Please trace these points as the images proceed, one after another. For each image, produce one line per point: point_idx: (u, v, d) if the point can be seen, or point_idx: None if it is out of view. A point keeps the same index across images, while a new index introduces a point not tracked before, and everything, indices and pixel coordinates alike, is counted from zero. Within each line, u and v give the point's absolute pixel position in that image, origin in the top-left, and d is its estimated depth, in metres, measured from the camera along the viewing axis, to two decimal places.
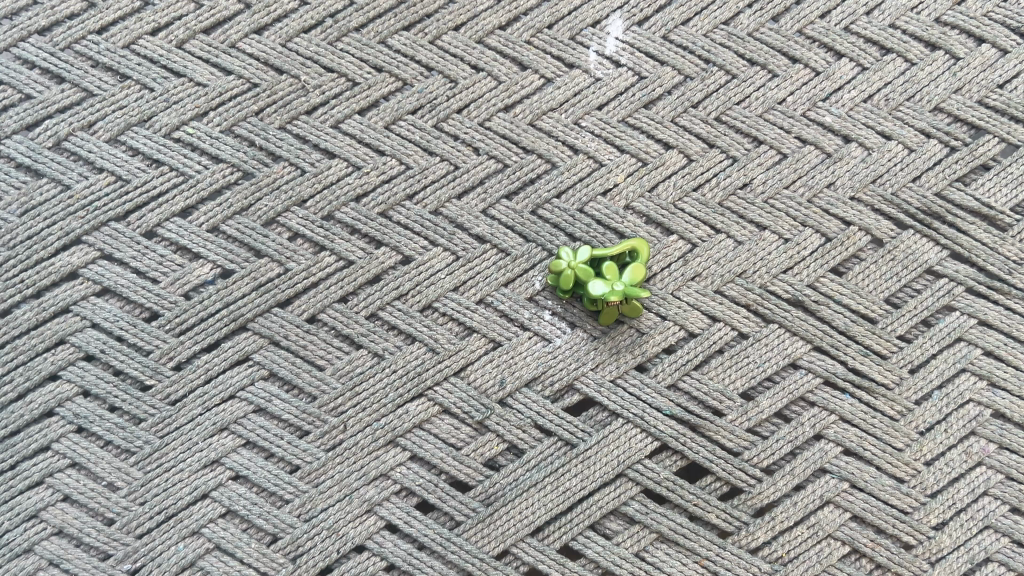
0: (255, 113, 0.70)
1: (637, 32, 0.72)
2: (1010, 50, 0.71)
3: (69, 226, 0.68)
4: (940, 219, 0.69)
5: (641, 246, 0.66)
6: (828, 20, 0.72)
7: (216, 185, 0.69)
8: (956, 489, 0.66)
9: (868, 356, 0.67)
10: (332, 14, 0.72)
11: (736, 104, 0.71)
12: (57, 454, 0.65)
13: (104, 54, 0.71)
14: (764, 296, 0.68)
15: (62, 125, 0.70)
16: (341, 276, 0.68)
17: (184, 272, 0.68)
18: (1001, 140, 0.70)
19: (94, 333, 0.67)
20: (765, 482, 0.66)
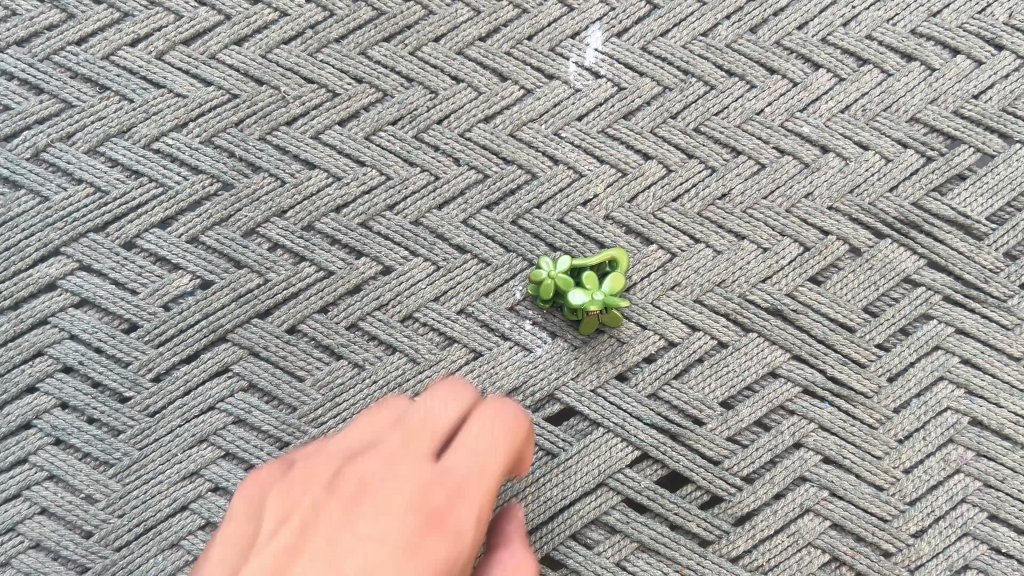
0: (235, 124, 0.70)
1: (617, 42, 0.72)
2: (985, 61, 0.72)
3: (47, 236, 0.68)
4: (917, 228, 0.70)
5: (621, 256, 0.66)
6: (805, 32, 0.73)
7: (196, 196, 0.69)
8: (935, 497, 0.66)
9: (846, 364, 0.68)
10: (312, 26, 0.72)
11: (715, 115, 0.71)
12: (34, 466, 0.65)
13: (83, 65, 0.71)
14: (743, 306, 0.68)
15: (41, 136, 0.70)
16: (320, 286, 0.68)
17: (163, 283, 0.68)
18: (976, 150, 0.71)
19: (72, 344, 0.67)
20: (745, 491, 0.66)
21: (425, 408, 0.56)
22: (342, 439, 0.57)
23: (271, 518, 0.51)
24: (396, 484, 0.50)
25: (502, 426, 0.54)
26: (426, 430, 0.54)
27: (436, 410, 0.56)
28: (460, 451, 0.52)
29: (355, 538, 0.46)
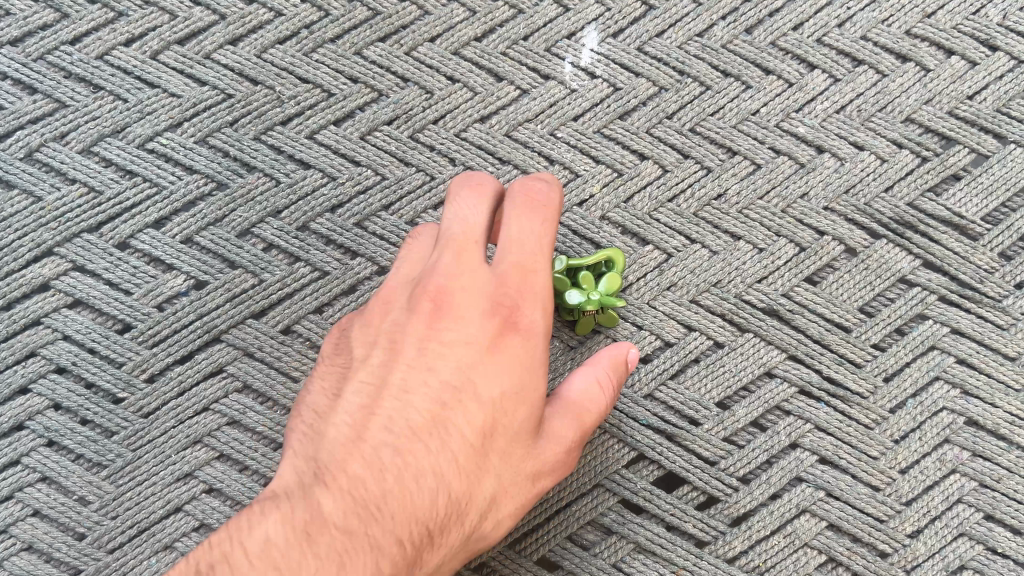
0: (229, 123, 0.70)
1: (613, 43, 0.72)
2: (980, 62, 0.72)
3: (41, 236, 0.68)
4: (912, 228, 0.70)
5: (618, 256, 0.66)
6: (801, 32, 0.73)
7: (190, 196, 0.69)
8: (931, 497, 0.66)
9: (842, 364, 0.68)
10: (307, 26, 0.72)
11: (710, 116, 0.71)
12: (27, 468, 0.64)
13: (77, 65, 0.70)
14: (739, 306, 0.68)
15: (34, 136, 0.69)
16: (315, 286, 0.67)
17: (157, 284, 0.67)
18: (971, 151, 0.71)
19: (65, 345, 0.67)
20: (742, 491, 0.66)
21: (458, 216, 0.56)
22: (401, 265, 0.59)
23: (357, 338, 0.57)
24: (462, 292, 0.54)
25: (541, 228, 0.55)
26: (469, 238, 0.55)
27: (468, 212, 0.56)
28: (510, 253, 0.55)
29: (439, 353, 0.53)
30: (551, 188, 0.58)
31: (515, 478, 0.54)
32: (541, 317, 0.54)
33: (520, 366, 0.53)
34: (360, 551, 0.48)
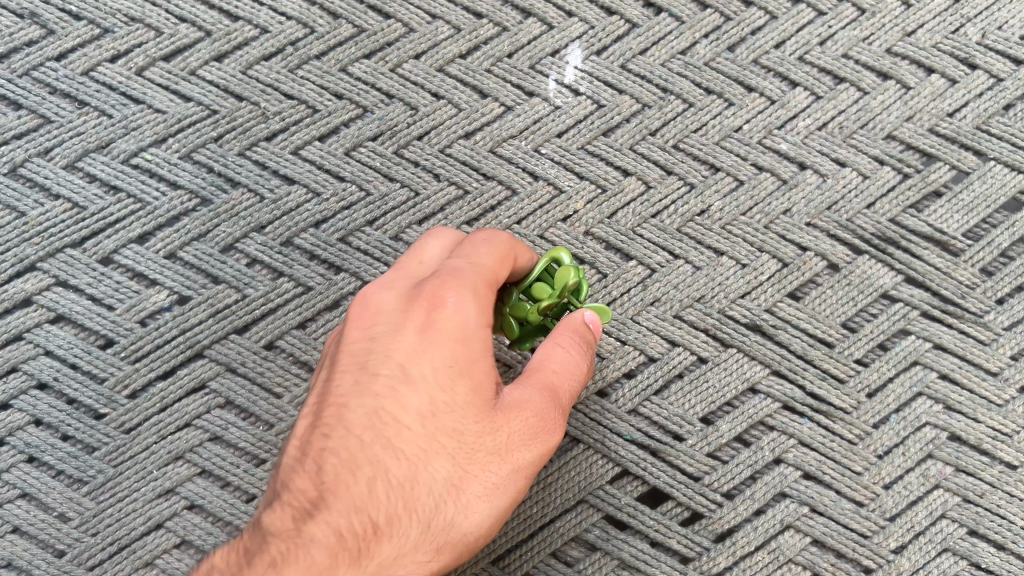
0: (214, 139, 0.70)
1: (597, 61, 0.73)
2: (959, 80, 0.73)
3: (24, 251, 0.68)
4: (894, 244, 0.70)
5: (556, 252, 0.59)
6: (783, 50, 0.73)
7: (174, 211, 0.69)
8: (914, 513, 0.66)
9: (825, 380, 0.68)
10: (292, 42, 0.73)
11: (693, 132, 0.71)
12: (7, 484, 0.64)
13: (62, 81, 0.70)
14: (722, 322, 0.68)
15: (18, 151, 0.69)
16: (299, 301, 0.67)
17: (140, 299, 0.67)
18: (951, 167, 0.71)
19: (47, 360, 0.66)
20: (726, 507, 0.66)
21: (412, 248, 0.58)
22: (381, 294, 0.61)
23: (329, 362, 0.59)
24: (394, 297, 0.53)
25: (483, 244, 0.54)
26: (415, 260, 0.56)
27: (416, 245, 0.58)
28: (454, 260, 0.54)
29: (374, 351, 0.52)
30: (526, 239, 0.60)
31: (475, 457, 0.49)
32: (473, 293, 0.51)
33: (459, 343, 0.50)
34: (294, 549, 0.47)
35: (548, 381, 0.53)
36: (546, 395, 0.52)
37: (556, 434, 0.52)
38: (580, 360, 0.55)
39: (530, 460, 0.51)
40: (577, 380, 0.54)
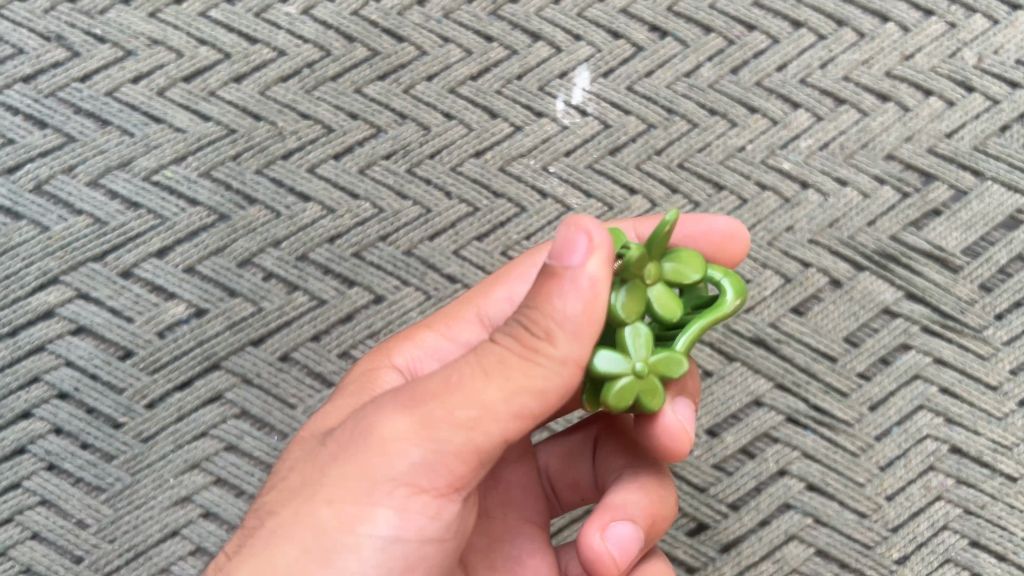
0: (232, 157, 0.72)
1: (604, 83, 0.75)
2: (957, 102, 0.75)
3: (47, 265, 0.70)
4: (895, 261, 0.72)
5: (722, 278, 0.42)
6: (784, 73, 0.75)
7: (192, 227, 0.71)
8: (917, 524, 0.67)
9: (828, 393, 0.69)
10: (309, 64, 0.75)
11: (698, 152, 0.73)
12: (28, 491, 0.66)
13: (87, 101, 0.73)
14: (726, 336, 0.70)
15: (43, 168, 0.72)
16: (313, 314, 0.69)
17: (159, 312, 0.69)
18: (950, 187, 0.73)
19: (68, 370, 0.68)
20: (731, 518, 0.67)
21: None
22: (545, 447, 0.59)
23: None
24: None
25: None
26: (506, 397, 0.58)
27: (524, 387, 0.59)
28: None
29: None
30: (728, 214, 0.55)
31: (300, 474, 0.43)
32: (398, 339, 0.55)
33: (361, 382, 0.52)
34: None
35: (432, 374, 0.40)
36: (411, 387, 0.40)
37: (395, 432, 0.39)
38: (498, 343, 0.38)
39: (366, 473, 0.39)
40: (489, 355, 0.38)
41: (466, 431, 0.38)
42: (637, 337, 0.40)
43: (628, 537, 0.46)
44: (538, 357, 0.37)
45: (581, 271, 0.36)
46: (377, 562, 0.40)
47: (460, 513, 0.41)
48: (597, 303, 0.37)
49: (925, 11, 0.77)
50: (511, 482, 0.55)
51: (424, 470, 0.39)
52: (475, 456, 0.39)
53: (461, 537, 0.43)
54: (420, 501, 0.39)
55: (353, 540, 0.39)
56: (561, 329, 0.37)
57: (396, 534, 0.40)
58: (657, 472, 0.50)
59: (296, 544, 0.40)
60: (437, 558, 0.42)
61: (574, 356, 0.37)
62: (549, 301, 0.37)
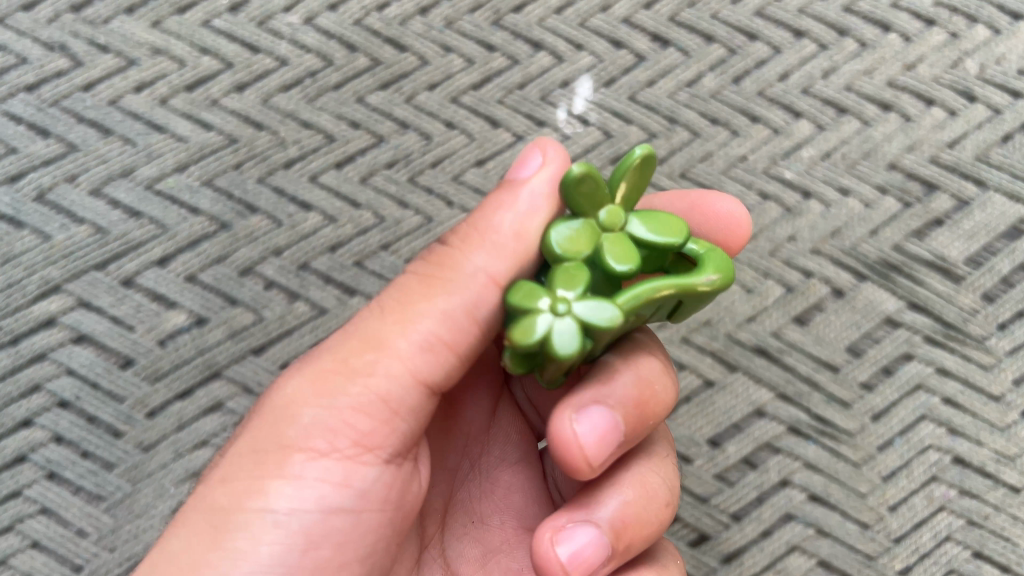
0: (234, 166, 0.73)
1: (606, 92, 0.75)
2: (959, 112, 0.75)
3: (48, 274, 0.70)
4: (897, 270, 0.72)
5: (712, 264, 0.40)
6: (787, 82, 0.75)
7: (194, 236, 0.71)
8: (919, 534, 0.67)
9: (831, 404, 0.69)
10: (311, 74, 0.75)
11: (700, 161, 0.73)
12: (28, 500, 0.66)
13: (90, 110, 0.73)
14: (728, 346, 0.69)
15: (46, 177, 0.72)
16: (314, 323, 0.69)
17: (160, 321, 0.69)
18: (952, 197, 0.73)
19: (69, 379, 0.68)
20: (733, 528, 0.66)
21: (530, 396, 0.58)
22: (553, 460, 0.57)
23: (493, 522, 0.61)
24: None
25: None
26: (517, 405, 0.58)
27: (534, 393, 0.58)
28: None
29: None
30: (734, 199, 0.54)
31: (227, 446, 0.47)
32: None
33: None
34: None
35: (350, 331, 0.44)
36: (327, 347, 0.44)
37: (297, 391, 0.43)
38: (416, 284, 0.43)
39: (270, 435, 0.43)
40: (406, 296, 0.43)
41: (364, 376, 0.42)
42: (570, 270, 0.39)
43: (585, 544, 0.44)
44: (457, 280, 0.42)
45: (525, 187, 0.43)
46: (279, 536, 0.42)
47: (376, 487, 0.44)
48: (529, 224, 0.42)
49: (927, 22, 0.77)
50: (511, 488, 0.55)
51: (324, 429, 0.42)
52: (378, 407, 0.42)
53: (382, 519, 0.45)
54: (323, 465, 0.42)
55: (253, 508, 0.42)
56: (487, 245, 0.42)
57: (300, 503, 0.42)
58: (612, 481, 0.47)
59: (203, 517, 0.43)
60: (349, 540, 0.44)
61: (495, 275, 0.42)
62: (487, 223, 0.42)
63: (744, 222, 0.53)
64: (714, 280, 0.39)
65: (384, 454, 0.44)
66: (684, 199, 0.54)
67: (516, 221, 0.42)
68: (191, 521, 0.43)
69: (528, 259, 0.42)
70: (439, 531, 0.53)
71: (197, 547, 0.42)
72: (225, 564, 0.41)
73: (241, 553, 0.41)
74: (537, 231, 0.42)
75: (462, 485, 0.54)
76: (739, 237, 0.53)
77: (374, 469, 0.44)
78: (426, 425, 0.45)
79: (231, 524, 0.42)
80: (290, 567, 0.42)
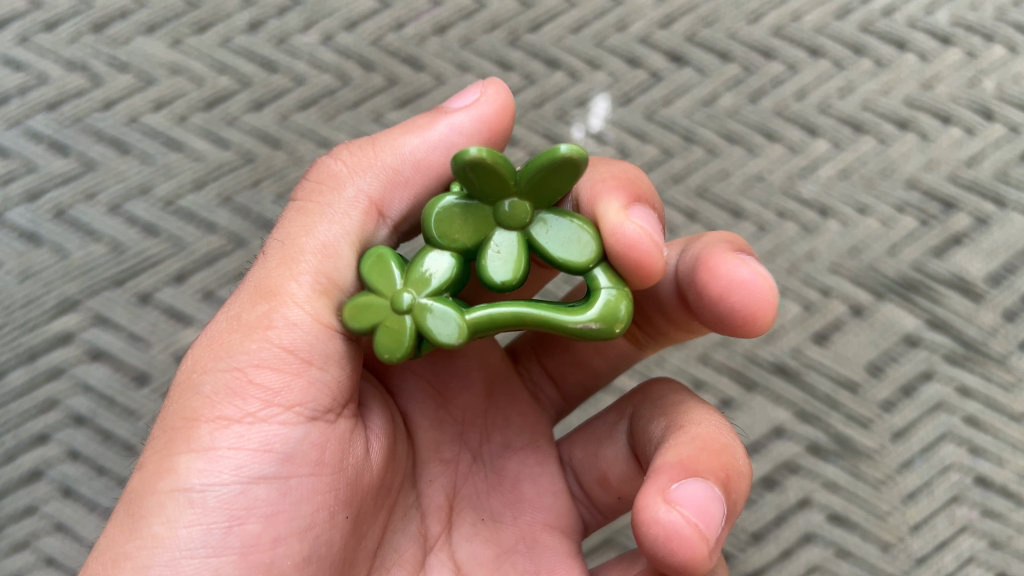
0: (252, 185, 0.73)
1: (623, 111, 0.75)
2: (977, 131, 0.75)
3: (67, 291, 0.70)
4: (917, 289, 0.71)
5: (602, 304, 0.37)
6: (804, 101, 0.75)
7: (211, 253, 0.71)
8: (942, 556, 0.66)
9: (851, 423, 0.68)
10: (328, 93, 0.75)
11: (717, 180, 0.73)
12: (44, 516, 0.66)
13: (109, 130, 0.74)
14: (747, 364, 0.69)
15: (65, 196, 0.72)
16: None
17: (177, 337, 0.69)
18: (971, 215, 0.73)
19: (84, 396, 0.68)
20: (752, 548, 0.66)
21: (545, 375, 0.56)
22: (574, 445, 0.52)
23: None
24: None
25: None
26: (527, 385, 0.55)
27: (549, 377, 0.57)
28: None
29: None
30: (636, 228, 0.39)
31: None
32: None
33: None
34: None
35: (241, 291, 0.42)
36: (225, 310, 0.42)
37: (201, 358, 0.40)
38: (296, 217, 0.42)
39: (178, 411, 0.40)
40: (288, 232, 0.42)
41: (265, 326, 0.40)
42: (440, 259, 0.39)
43: (705, 498, 0.37)
44: (336, 200, 0.42)
45: (441, 119, 0.45)
46: (197, 515, 0.37)
47: (302, 448, 0.39)
48: (434, 148, 0.44)
49: (943, 40, 0.77)
50: (520, 477, 0.50)
51: (226, 391, 0.39)
52: (286, 359, 0.39)
53: (319, 486, 0.40)
54: (236, 431, 0.38)
55: (164, 490, 0.38)
56: (376, 168, 0.43)
57: (214, 476, 0.38)
58: (681, 443, 0.41)
59: (122, 508, 0.39)
60: (281, 511, 0.38)
61: (379, 199, 0.43)
62: (382, 150, 0.44)
63: (640, 262, 0.39)
64: (589, 329, 0.37)
65: (305, 411, 0.39)
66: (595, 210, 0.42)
67: (419, 144, 0.44)
68: (111, 518, 0.39)
69: (424, 185, 0.44)
70: (444, 530, 0.46)
71: (116, 542, 0.37)
72: (141, 554, 0.37)
73: (158, 538, 0.37)
74: (438, 155, 0.44)
75: (465, 480, 0.48)
76: (644, 274, 0.39)
77: (294, 428, 0.39)
78: (350, 378, 0.41)
79: (144, 510, 0.37)
80: (215, 547, 0.37)
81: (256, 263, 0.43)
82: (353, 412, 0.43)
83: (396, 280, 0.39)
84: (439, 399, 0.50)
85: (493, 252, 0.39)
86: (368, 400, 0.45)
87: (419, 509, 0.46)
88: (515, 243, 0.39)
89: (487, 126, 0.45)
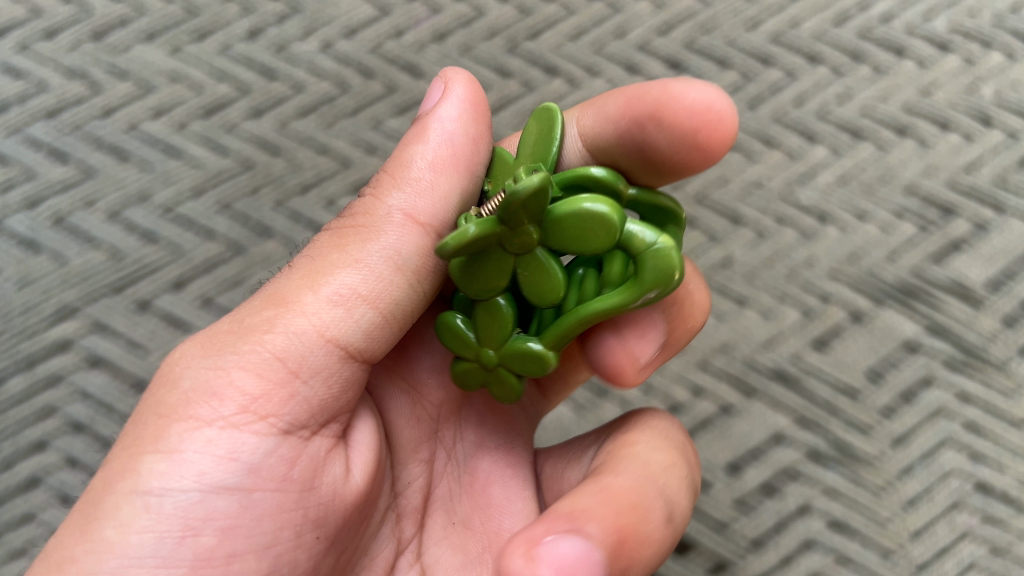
0: (251, 192, 0.73)
1: None
2: (975, 138, 0.75)
3: (66, 299, 0.70)
4: (916, 295, 0.71)
5: (657, 265, 0.37)
6: (803, 107, 0.75)
7: (210, 260, 0.71)
8: (942, 562, 0.66)
9: (850, 429, 0.68)
10: (327, 100, 0.75)
11: (716, 186, 0.73)
12: (42, 523, 0.65)
13: (109, 137, 0.74)
14: (746, 370, 0.69)
15: (65, 203, 0.72)
16: None
17: (175, 344, 0.69)
18: (970, 221, 0.73)
19: (83, 402, 0.68)
20: (753, 555, 0.65)
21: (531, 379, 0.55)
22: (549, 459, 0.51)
23: None
24: None
25: None
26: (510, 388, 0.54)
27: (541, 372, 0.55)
28: None
29: None
30: (706, 84, 0.44)
31: None
32: None
33: None
34: None
35: (248, 303, 0.43)
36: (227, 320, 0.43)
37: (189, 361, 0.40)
38: (331, 241, 0.43)
39: (153, 410, 0.39)
40: (317, 253, 0.43)
41: (262, 331, 0.40)
42: (492, 308, 0.41)
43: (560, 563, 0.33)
44: (374, 221, 0.43)
45: (433, 118, 0.45)
46: (150, 521, 0.36)
47: (269, 462, 0.38)
48: (444, 150, 0.44)
49: (941, 47, 0.77)
50: (490, 480, 0.49)
51: (204, 391, 0.39)
52: (271, 368, 0.39)
53: (283, 503, 0.39)
54: (205, 435, 0.38)
55: (121, 491, 0.37)
56: (403, 185, 0.44)
57: (175, 480, 0.37)
58: (576, 508, 0.37)
59: (79, 508, 0.38)
60: (239, 525, 0.37)
61: (417, 210, 0.43)
62: (402, 167, 0.44)
63: (725, 110, 0.43)
64: (652, 296, 0.38)
65: (278, 423, 0.39)
66: (649, 98, 0.44)
67: (431, 154, 0.44)
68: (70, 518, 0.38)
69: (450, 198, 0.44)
70: (417, 533, 0.47)
71: (65, 543, 0.36)
72: (87, 558, 0.35)
73: (108, 543, 0.36)
74: (450, 154, 0.44)
75: (439, 480, 0.49)
76: (722, 129, 0.43)
77: (264, 439, 0.38)
78: (337, 396, 0.41)
79: (99, 511, 0.36)
80: (165, 557, 0.36)
81: (274, 279, 0.44)
82: (333, 433, 0.42)
83: (464, 339, 0.43)
84: (415, 393, 0.49)
85: (527, 276, 0.39)
86: (360, 411, 0.45)
87: (395, 511, 0.46)
88: (541, 260, 0.39)
89: (470, 102, 0.46)
